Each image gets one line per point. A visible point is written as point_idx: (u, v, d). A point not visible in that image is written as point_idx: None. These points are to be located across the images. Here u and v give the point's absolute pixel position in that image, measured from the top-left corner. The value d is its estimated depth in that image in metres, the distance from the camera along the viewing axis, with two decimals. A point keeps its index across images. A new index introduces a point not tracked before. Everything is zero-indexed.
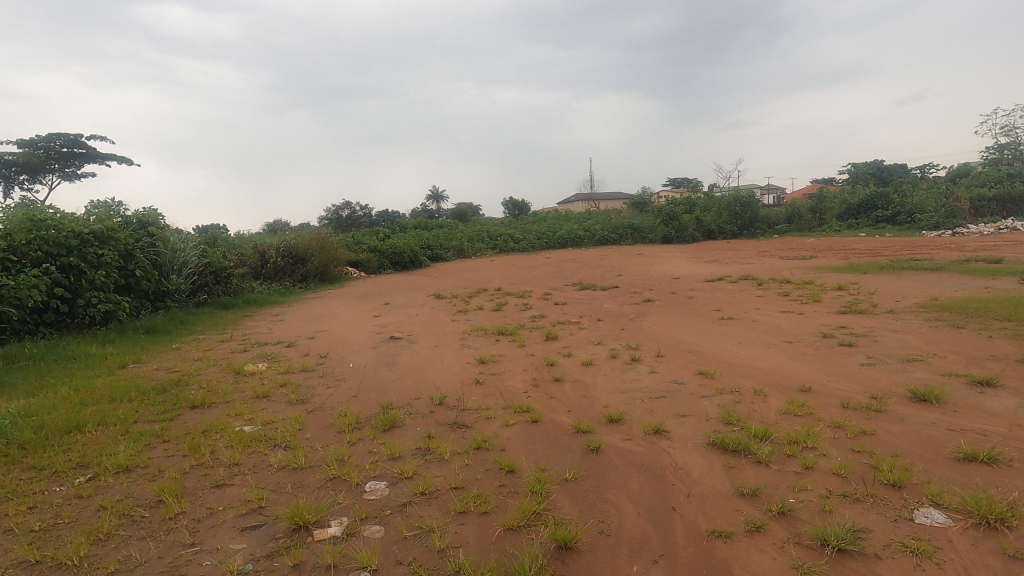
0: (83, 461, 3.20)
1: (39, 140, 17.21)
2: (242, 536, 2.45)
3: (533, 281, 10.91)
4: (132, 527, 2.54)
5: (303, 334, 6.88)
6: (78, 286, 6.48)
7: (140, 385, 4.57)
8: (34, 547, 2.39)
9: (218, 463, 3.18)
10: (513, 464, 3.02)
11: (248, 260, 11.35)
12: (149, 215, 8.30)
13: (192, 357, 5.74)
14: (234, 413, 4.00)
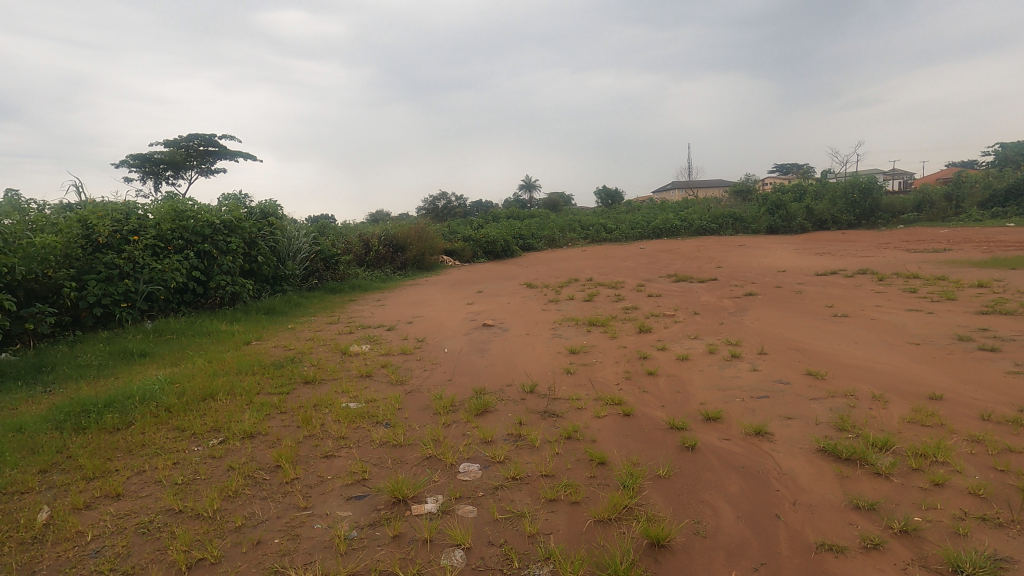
0: (216, 426, 3.59)
1: (181, 139, 19.39)
2: (348, 504, 2.64)
3: (625, 271, 10.67)
4: (255, 488, 2.82)
5: (402, 319, 7.23)
6: (211, 270, 7.25)
7: (262, 360, 5.05)
8: (178, 497, 2.72)
9: (327, 436, 3.44)
10: (604, 456, 2.99)
11: (354, 247, 12.13)
12: (270, 206, 9.09)
13: (306, 336, 6.25)
14: (342, 390, 4.31)
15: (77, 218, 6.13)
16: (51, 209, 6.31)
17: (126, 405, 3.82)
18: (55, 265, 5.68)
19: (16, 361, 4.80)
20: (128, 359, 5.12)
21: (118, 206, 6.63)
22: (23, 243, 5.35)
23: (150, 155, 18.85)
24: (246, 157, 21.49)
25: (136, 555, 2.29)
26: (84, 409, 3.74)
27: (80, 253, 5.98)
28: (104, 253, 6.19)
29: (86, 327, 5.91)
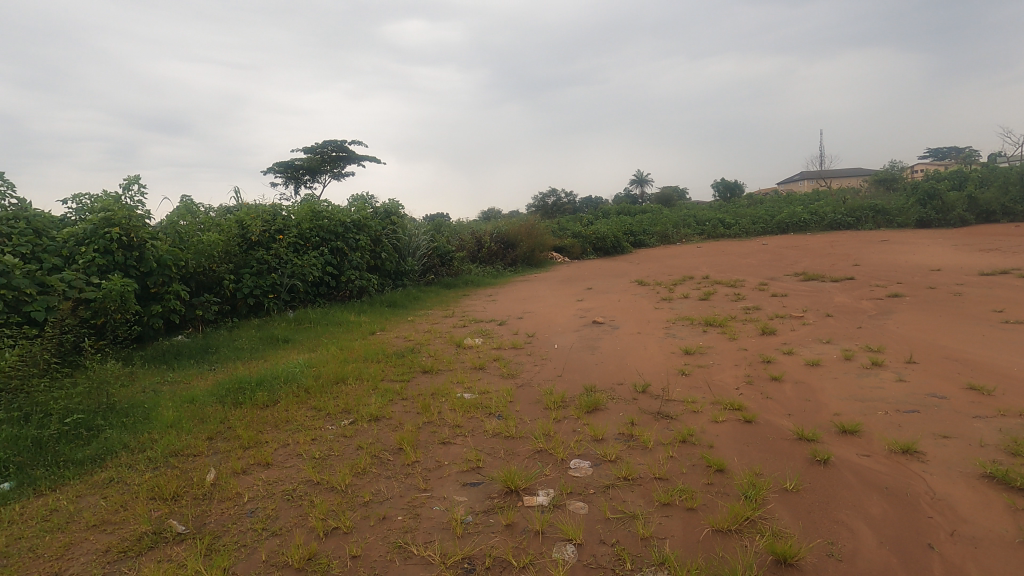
0: (347, 407, 3.93)
1: (317, 146, 21.38)
2: (463, 490, 2.76)
3: (745, 269, 10.02)
4: (381, 467, 3.04)
5: (513, 314, 7.38)
6: (342, 266, 7.93)
7: (386, 349, 5.43)
8: (317, 470, 3.02)
9: (444, 423, 3.62)
10: (723, 463, 2.84)
11: (468, 244, 12.62)
12: (392, 206, 9.73)
13: (424, 328, 6.61)
14: (457, 380, 4.51)
15: (235, 219, 7.00)
16: (215, 211, 7.27)
17: (274, 384, 4.31)
18: (218, 260, 6.53)
19: (189, 342, 5.59)
20: (274, 344, 5.76)
21: (267, 208, 7.48)
22: (195, 240, 6.22)
23: (292, 162, 21.03)
24: (372, 161, 23.17)
25: (282, 518, 2.57)
26: (241, 386, 4.27)
27: (237, 250, 6.82)
28: (256, 250, 7.01)
29: (241, 315, 6.73)
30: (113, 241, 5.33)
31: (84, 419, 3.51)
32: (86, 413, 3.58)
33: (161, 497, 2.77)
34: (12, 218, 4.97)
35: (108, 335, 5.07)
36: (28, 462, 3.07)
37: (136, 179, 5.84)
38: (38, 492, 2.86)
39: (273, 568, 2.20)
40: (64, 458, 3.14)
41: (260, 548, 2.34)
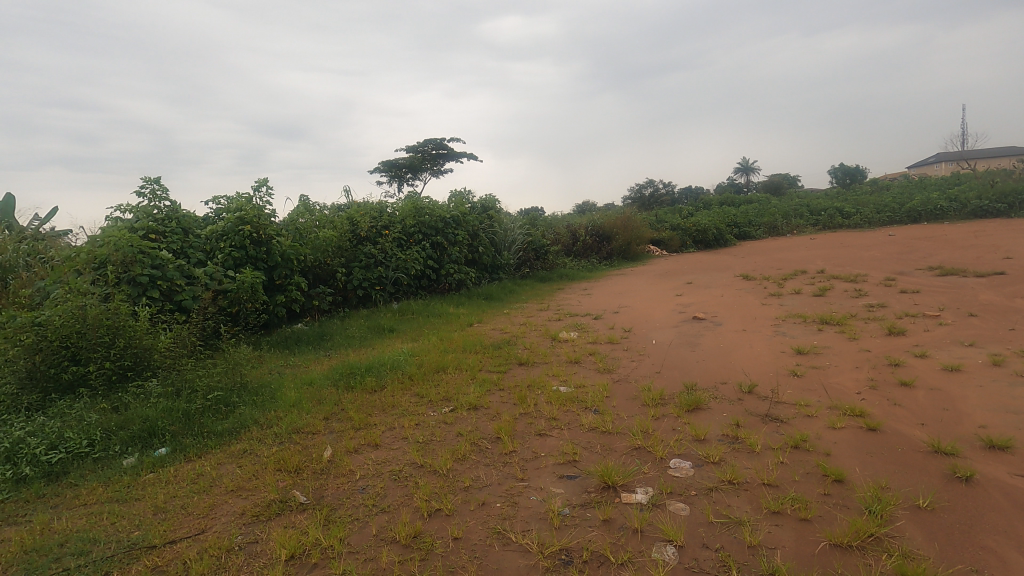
0: (448, 395, 4.09)
1: (419, 145, 22.36)
2: (560, 482, 2.77)
3: (868, 263, 9.11)
4: (480, 454, 3.14)
5: (608, 308, 7.27)
6: (442, 260, 8.25)
7: (483, 341, 5.58)
8: (421, 453, 3.18)
9: (540, 415, 3.66)
10: (842, 473, 2.61)
11: (562, 238, 12.60)
12: (489, 200, 9.94)
13: (519, 321, 6.71)
14: (553, 373, 4.53)
15: (347, 217, 7.52)
16: (329, 209, 7.86)
17: (381, 371, 4.59)
18: (332, 254, 7.06)
19: (307, 330, 6.10)
20: (381, 333, 6.12)
21: (374, 206, 7.95)
22: (312, 237, 6.76)
23: (395, 162, 22.22)
24: (469, 158, 23.82)
25: (390, 497, 2.74)
26: (352, 371, 4.59)
27: (349, 245, 7.32)
28: (365, 245, 7.48)
29: (352, 305, 7.23)
30: (245, 237, 5.94)
31: (223, 395, 3.96)
32: (225, 390, 4.04)
33: (286, 469, 3.06)
34: (166, 218, 5.68)
35: (241, 322, 5.67)
36: (179, 431, 3.52)
37: (264, 181, 6.46)
38: (188, 457, 3.27)
39: (383, 542, 2.36)
40: (207, 429, 3.56)
41: (371, 523, 2.51)
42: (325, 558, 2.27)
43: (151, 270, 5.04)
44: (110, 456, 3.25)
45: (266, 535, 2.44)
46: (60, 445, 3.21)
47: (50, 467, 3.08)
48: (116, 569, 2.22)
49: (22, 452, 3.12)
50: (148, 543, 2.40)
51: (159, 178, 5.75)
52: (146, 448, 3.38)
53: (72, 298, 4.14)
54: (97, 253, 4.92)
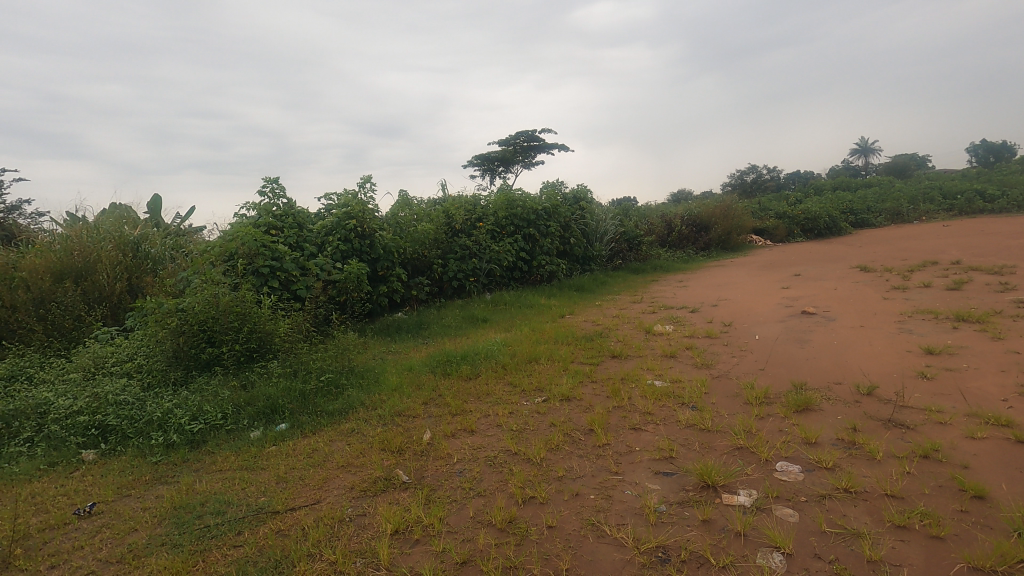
0: (540, 386, 4.13)
1: (511, 138, 22.60)
2: (656, 478, 2.71)
3: (1018, 253, 7.95)
4: (573, 445, 3.14)
5: (706, 301, 6.94)
6: (534, 251, 8.31)
7: (575, 332, 5.56)
8: (515, 441, 3.24)
9: (634, 409, 3.59)
10: (984, 489, 2.32)
11: (656, 228, 12.21)
12: (581, 191, 9.85)
13: (612, 313, 6.60)
14: (647, 367, 4.42)
15: (443, 210, 7.79)
16: (427, 203, 8.18)
17: (475, 360, 4.72)
18: (429, 247, 7.35)
19: (407, 318, 6.42)
20: (475, 323, 6.30)
21: (469, 199, 8.16)
22: (411, 230, 7.09)
23: (488, 155, 22.74)
24: (560, 149, 23.74)
25: (486, 481, 2.82)
26: (448, 359, 4.77)
27: (445, 238, 7.59)
28: (460, 237, 7.71)
29: (447, 295, 7.49)
30: (351, 231, 6.34)
31: (333, 377, 4.28)
32: (334, 373, 4.35)
33: (389, 449, 3.24)
34: (284, 214, 6.20)
35: (348, 310, 6.07)
36: (297, 409, 3.85)
37: (369, 178, 6.85)
38: (304, 433, 3.57)
39: (480, 524, 2.44)
40: (320, 408, 3.86)
41: (468, 505, 2.60)
42: (426, 535, 2.38)
43: (272, 262, 5.53)
44: (240, 429, 3.63)
45: (373, 509, 2.61)
46: (200, 417, 3.63)
47: (192, 435, 3.49)
48: (247, 529, 2.48)
49: (170, 421, 3.56)
50: (272, 508, 2.65)
51: (278, 178, 6.29)
52: (269, 423, 3.73)
53: (208, 287, 4.65)
54: (227, 246, 5.48)
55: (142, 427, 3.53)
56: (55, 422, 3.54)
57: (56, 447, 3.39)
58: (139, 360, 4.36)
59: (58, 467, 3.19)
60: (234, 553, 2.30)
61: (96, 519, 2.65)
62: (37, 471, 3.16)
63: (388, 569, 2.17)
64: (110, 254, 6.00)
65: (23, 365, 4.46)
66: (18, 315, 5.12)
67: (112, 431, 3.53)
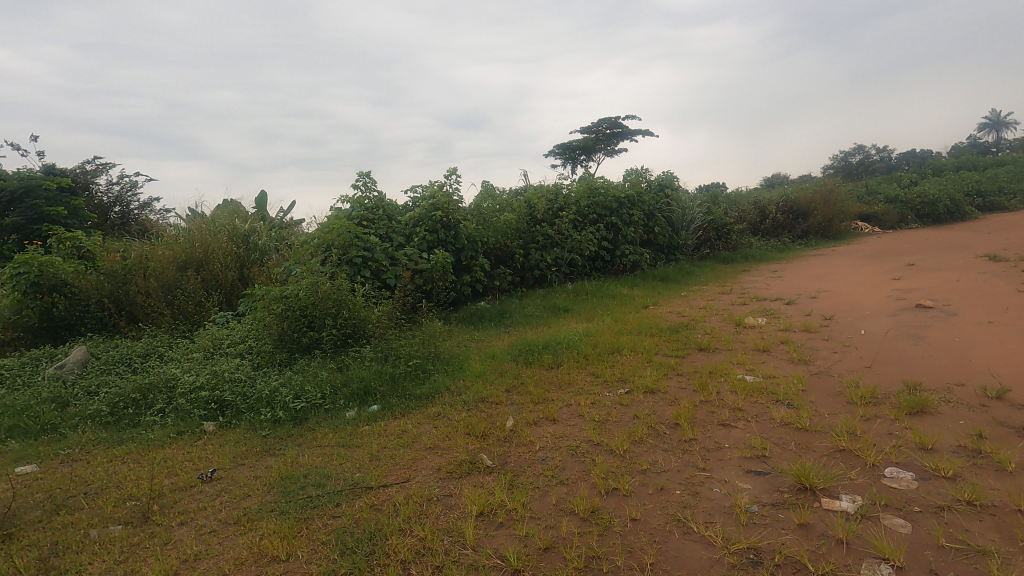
0: (623, 377, 4.07)
1: (593, 125, 22.19)
2: (748, 477, 2.59)
3: None
4: (657, 439, 3.07)
5: (804, 293, 6.49)
6: (617, 241, 8.16)
7: (659, 324, 5.41)
8: (597, 431, 3.22)
9: (724, 404, 3.44)
10: None
11: (748, 215, 11.55)
12: (667, 177, 9.51)
13: (699, 305, 6.35)
14: (738, 361, 4.22)
15: (525, 200, 7.83)
16: (509, 194, 8.25)
17: (557, 350, 4.73)
18: (511, 237, 7.42)
19: (489, 307, 6.54)
20: (557, 313, 6.30)
21: (551, 188, 8.15)
22: (493, 220, 7.20)
23: (569, 144, 22.59)
24: (643, 135, 23.04)
25: (568, 470, 2.83)
26: (530, 348, 4.81)
27: (526, 227, 7.63)
28: (542, 226, 7.72)
29: (529, 285, 7.54)
30: (437, 222, 6.54)
31: (420, 363, 4.46)
32: (421, 359, 4.53)
33: (474, 434, 3.34)
34: (375, 206, 6.50)
35: (434, 299, 6.28)
36: (387, 391, 4.05)
37: (453, 170, 7.02)
38: (394, 415, 3.75)
39: (562, 512, 2.45)
40: (409, 392, 4.04)
41: (550, 493, 2.62)
42: (509, 519, 2.43)
43: (364, 252, 5.84)
44: (336, 408, 3.88)
45: (458, 491, 2.71)
46: (302, 396, 3.92)
47: (296, 412, 3.78)
48: (344, 501, 2.66)
49: (276, 399, 3.88)
50: (366, 484, 2.82)
51: (369, 172, 6.60)
52: (363, 403, 3.96)
53: (308, 276, 4.99)
54: (324, 238, 5.84)
55: (254, 403, 3.87)
56: (182, 395, 3.97)
57: (183, 418, 3.80)
58: (250, 342, 4.77)
59: (185, 436, 3.58)
60: (333, 523, 2.48)
61: (216, 483, 2.95)
62: (168, 438, 3.56)
63: (474, 549, 2.24)
64: (225, 246, 6.60)
65: (155, 345, 5.03)
66: (151, 300, 5.76)
67: (228, 405, 3.90)
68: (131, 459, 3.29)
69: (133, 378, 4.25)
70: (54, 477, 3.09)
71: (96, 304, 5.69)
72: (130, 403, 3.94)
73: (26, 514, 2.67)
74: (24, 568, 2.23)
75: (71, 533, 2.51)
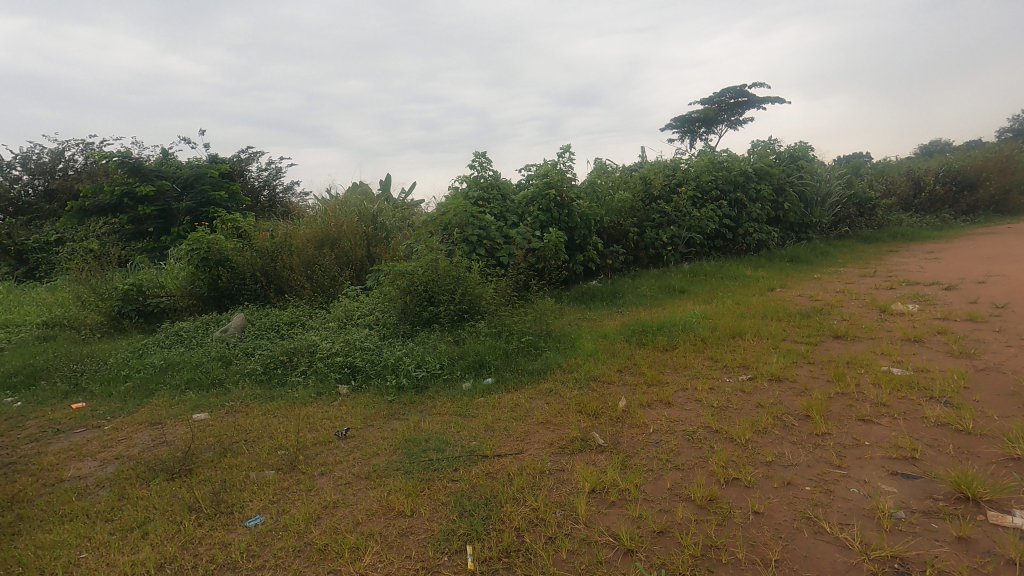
0: (745, 363, 3.83)
1: (715, 95, 20.77)
2: (893, 480, 2.33)
3: None
4: (784, 430, 2.86)
5: (968, 277, 5.62)
6: (741, 218, 7.64)
7: (788, 307, 5.00)
8: (716, 418, 3.08)
9: (864, 398, 3.11)
10: None
11: (899, 188, 10.21)
12: (800, 148, 8.68)
13: (835, 288, 5.76)
14: (882, 351, 3.78)
15: (641, 177, 7.58)
16: (624, 170, 8.03)
17: (672, 331, 4.56)
18: (625, 215, 7.24)
19: (601, 286, 6.46)
20: (672, 293, 6.06)
21: (669, 163, 7.80)
22: (608, 198, 7.05)
23: (688, 116, 21.46)
24: (772, 102, 21.15)
25: (684, 456, 2.73)
26: (644, 329, 4.69)
27: (641, 205, 7.39)
28: (658, 204, 7.44)
29: (643, 264, 7.32)
30: (550, 201, 6.55)
31: (533, 339, 4.54)
32: (534, 336, 4.61)
33: (585, 412, 3.34)
34: (490, 185, 6.65)
35: (546, 277, 6.35)
36: (501, 365, 4.19)
37: (567, 147, 6.96)
38: (507, 388, 3.87)
39: (677, 497, 2.38)
40: (522, 366, 4.14)
41: (665, 477, 2.56)
42: (622, 499, 2.42)
43: (479, 231, 6.02)
44: (454, 378, 4.08)
45: (571, 466, 2.73)
46: (423, 365, 4.17)
47: (417, 380, 4.04)
48: (462, 467, 2.80)
49: (400, 367, 4.17)
50: (482, 452, 2.94)
51: (485, 152, 6.75)
52: (478, 376, 4.13)
53: (428, 255, 5.28)
54: (443, 217, 6.10)
55: (381, 369, 4.19)
56: (321, 359, 4.40)
57: (322, 379, 4.22)
58: (377, 314, 5.15)
59: (323, 396, 3.98)
60: (452, 486, 2.63)
61: (350, 441, 3.25)
62: (310, 397, 3.98)
63: (586, 524, 2.26)
64: (355, 225, 7.15)
65: (298, 314, 5.62)
66: (294, 275, 6.42)
67: (359, 370, 4.26)
68: (281, 413, 3.73)
69: (281, 343, 4.80)
70: (222, 425, 3.59)
71: (251, 277, 6.48)
72: (279, 363, 4.45)
73: (201, 454, 3.15)
74: (201, 498, 2.64)
75: (235, 473, 2.91)
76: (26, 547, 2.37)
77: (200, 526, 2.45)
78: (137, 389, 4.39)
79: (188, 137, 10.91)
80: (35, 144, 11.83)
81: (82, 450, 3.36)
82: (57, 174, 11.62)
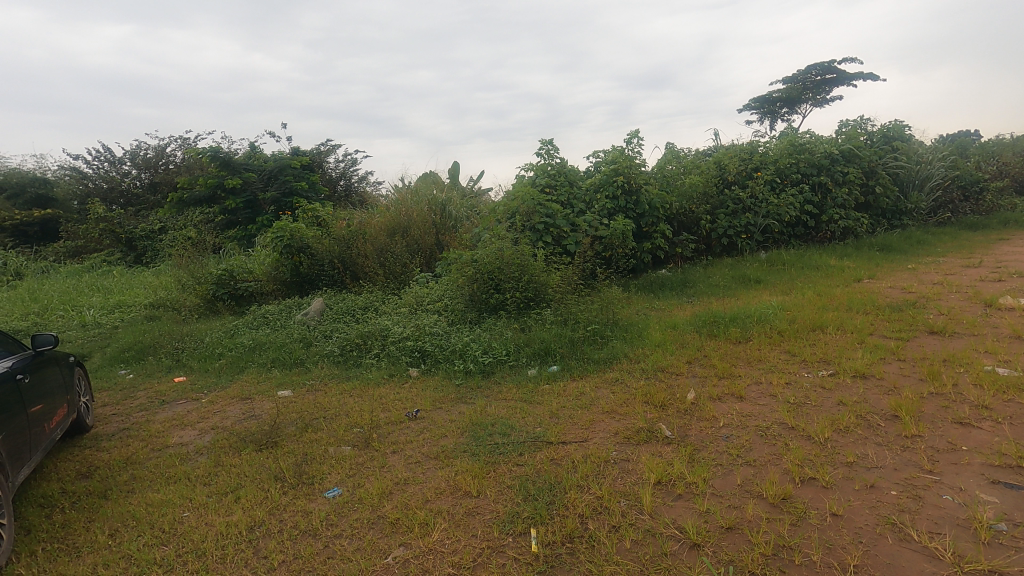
0: (827, 357, 3.62)
1: (799, 72, 19.46)
2: (994, 489, 2.14)
3: None
4: (869, 430, 2.69)
5: None
6: (825, 203, 7.19)
7: (876, 300, 4.66)
8: (793, 414, 2.94)
9: (962, 400, 2.86)
10: None
11: (1012, 170, 9.22)
12: (894, 127, 7.99)
13: (932, 280, 5.29)
14: (985, 350, 3.46)
15: (714, 161, 7.27)
16: (696, 155, 7.73)
17: (746, 323, 4.38)
18: (698, 202, 6.98)
19: (671, 275, 6.29)
20: (747, 284, 5.81)
21: (745, 146, 7.41)
22: (678, 184, 6.82)
23: (769, 96, 20.28)
24: (864, 78, 19.58)
25: (757, 452, 2.63)
26: (716, 320, 4.53)
27: (714, 191, 7.10)
28: (733, 190, 7.13)
29: (716, 253, 7.06)
30: (618, 187, 6.43)
31: (599, 329, 4.50)
32: (601, 325, 4.57)
33: (652, 402, 3.29)
34: (556, 172, 6.60)
35: (613, 265, 6.26)
36: (567, 352, 4.19)
37: (636, 133, 6.80)
38: (573, 376, 3.88)
39: (748, 494, 2.31)
40: (587, 355, 4.13)
41: (735, 472, 2.48)
42: (689, 492, 2.37)
43: (546, 218, 6.01)
44: (520, 365, 4.14)
45: (636, 457, 2.71)
46: (489, 351, 4.26)
47: (484, 365, 4.12)
48: (527, 452, 2.85)
49: (468, 352, 4.27)
50: (547, 438, 2.97)
51: (552, 139, 6.70)
52: (543, 363, 4.16)
53: (495, 242, 5.34)
54: (510, 205, 6.14)
55: (449, 354, 4.32)
56: (392, 343, 4.59)
57: (393, 362, 4.40)
58: (446, 300, 5.28)
59: (395, 377, 4.16)
60: (517, 470, 2.68)
61: (420, 422, 3.38)
62: (383, 378, 4.17)
63: (652, 515, 2.24)
64: (425, 214, 7.35)
65: (372, 299, 5.87)
66: (369, 262, 6.71)
67: (428, 355, 4.40)
68: (356, 393, 3.94)
69: (356, 327, 5.04)
70: (303, 402, 3.84)
71: (329, 264, 6.82)
72: (354, 346, 4.68)
73: (286, 429, 3.38)
74: (285, 469, 2.84)
75: (315, 447, 3.11)
76: (140, 504, 2.66)
77: (284, 494, 2.65)
78: (229, 366, 4.76)
79: (272, 132, 11.61)
80: (141, 142, 12.96)
81: (184, 420, 3.71)
82: (160, 168, 12.70)
